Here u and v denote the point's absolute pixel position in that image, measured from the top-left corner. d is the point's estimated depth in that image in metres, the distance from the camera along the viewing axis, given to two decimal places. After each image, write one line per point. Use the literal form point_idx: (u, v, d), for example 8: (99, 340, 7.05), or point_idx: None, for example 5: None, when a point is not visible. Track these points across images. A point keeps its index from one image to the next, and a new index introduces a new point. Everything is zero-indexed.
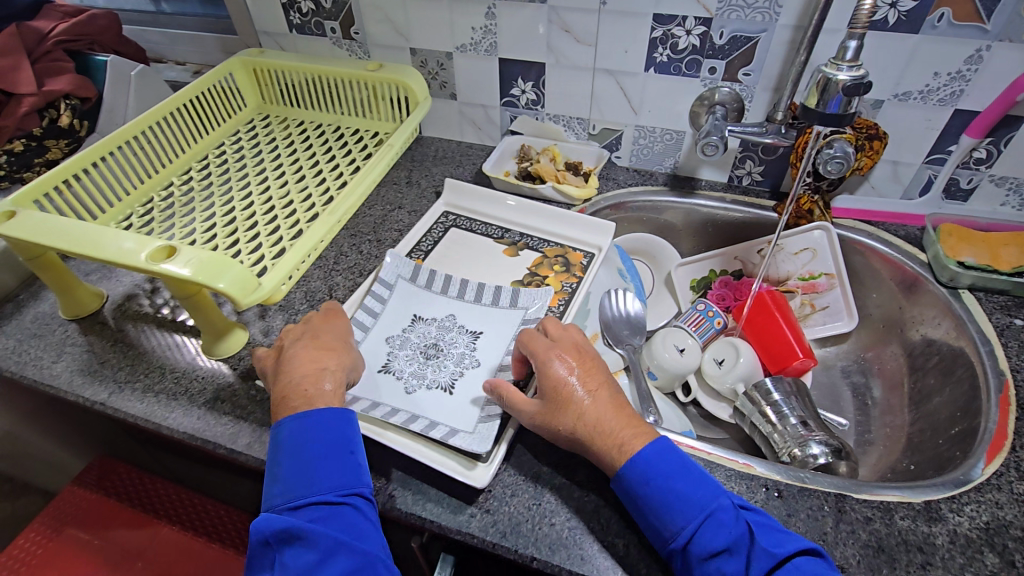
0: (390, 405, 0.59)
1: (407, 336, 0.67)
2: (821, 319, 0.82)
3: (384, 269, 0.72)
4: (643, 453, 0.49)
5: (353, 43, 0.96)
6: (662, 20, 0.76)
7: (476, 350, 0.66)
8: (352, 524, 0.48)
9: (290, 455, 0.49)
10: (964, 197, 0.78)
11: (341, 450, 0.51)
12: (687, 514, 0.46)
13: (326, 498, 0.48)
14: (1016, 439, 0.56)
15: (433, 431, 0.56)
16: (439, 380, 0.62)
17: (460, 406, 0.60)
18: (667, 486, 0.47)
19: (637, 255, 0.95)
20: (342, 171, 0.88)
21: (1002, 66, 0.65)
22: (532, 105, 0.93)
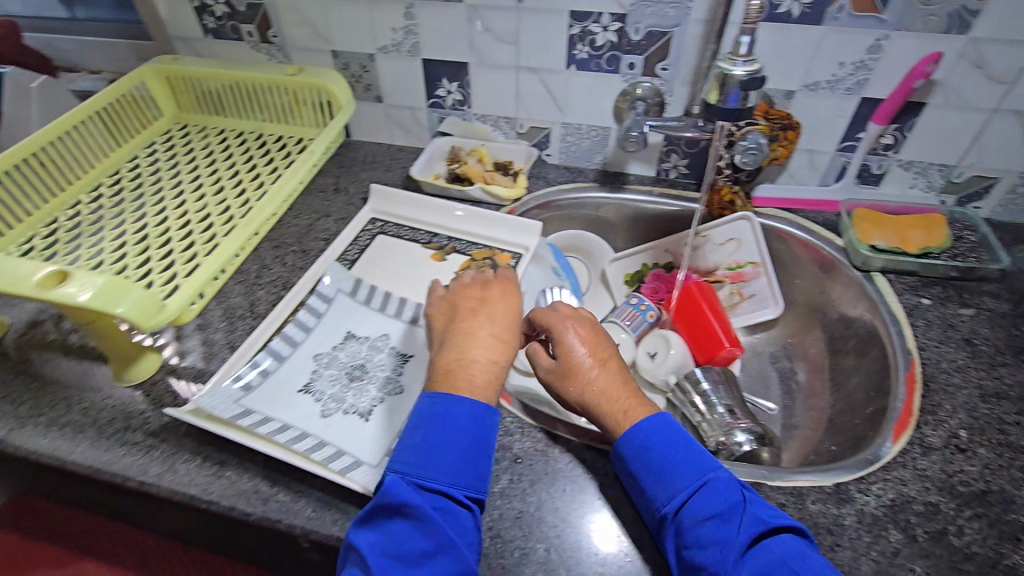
0: (299, 429, 0.58)
1: (335, 355, 0.66)
2: (750, 306, 0.83)
3: (323, 284, 0.72)
4: (641, 424, 0.52)
5: (272, 47, 0.93)
6: (578, 17, 0.75)
7: (402, 376, 0.64)
8: (461, 523, 0.47)
9: (428, 430, 0.50)
10: (875, 181, 0.80)
11: (479, 448, 0.50)
12: (684, 482, 0.48)
13: (439, 489, 0.48)
14: (920, 416, 0.58)
15: (329, 463, 0.55)
16: (357, 406, 0.61)
17: (370, 436, 0.58)
18: (664, 454, 0.50)
19: (572, 251, 0.95)
20: (263, 180, 0.85)
21: (902, 54, 0.67)
22: (459, 105, 0.91)
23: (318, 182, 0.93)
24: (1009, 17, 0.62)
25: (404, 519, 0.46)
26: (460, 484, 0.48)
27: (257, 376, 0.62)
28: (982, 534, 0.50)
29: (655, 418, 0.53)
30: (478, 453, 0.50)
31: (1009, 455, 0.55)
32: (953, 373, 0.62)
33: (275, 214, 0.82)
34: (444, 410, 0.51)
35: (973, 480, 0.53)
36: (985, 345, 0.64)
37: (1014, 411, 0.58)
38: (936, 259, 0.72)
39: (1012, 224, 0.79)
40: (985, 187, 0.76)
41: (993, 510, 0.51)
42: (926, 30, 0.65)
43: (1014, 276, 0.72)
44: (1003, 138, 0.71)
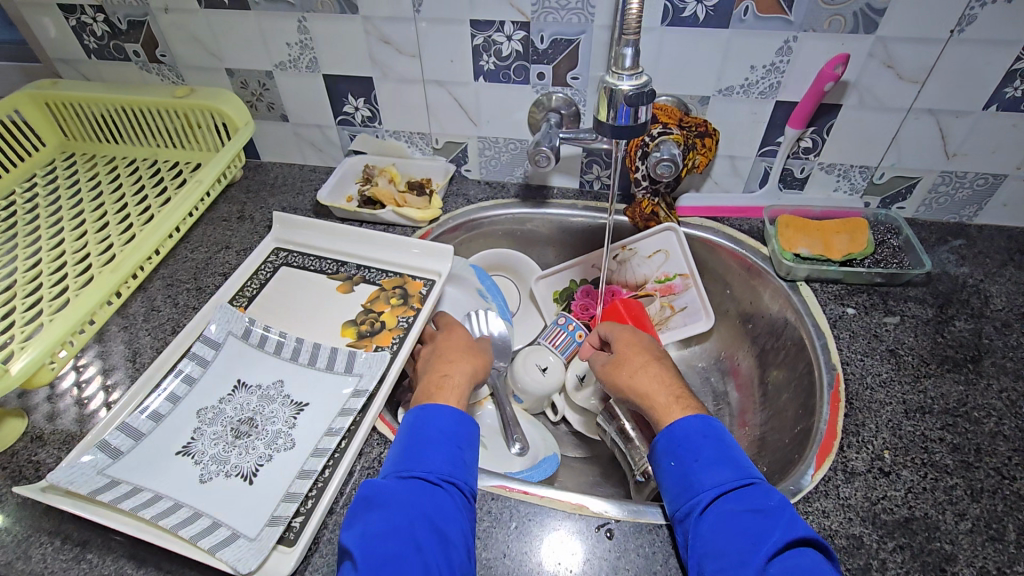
0: (171, 500, 0.52)
1: (221, 409, 0.60)
2: (681, 320, 0.79)
3: (211, 326, 0.64)
4: (687, 417, 0.53)
5: (162, 67, 0.85)
6: (480, 26, 0.70)
7: (295, 428, 0.58)
8: (441, 505, 0.47)
9: (407, 438, 0.52)
10: (800, 185, 0.77)
11: (454, 443, 0.52)
12: (732, 474, 0.48)
13: (425, 477, 0.49)
14: (844, 439, 0.55)
15: (197, 539, 0.48)
16: (240, 467, 0.55)
17: (252, 501, 0.52)
18: (690, 453, 0.51)
19: (499, 270, 0.90)
20: (151, 213, 0.79)
21: (811, 55, 0.64)
22: (369, 121, 0.85)
23: (221, 210, 0.86)
24: (916, 15, 0.59)
25: (376, 508, 0.46)
26: (446, 468, 0.50)
27: (129, 440, 0.55)
28: (905, 567, 0.47)
29: (694, 415, 0.53)
30: (454, 442, 0.52)
31: (932, 476, 0.52)
32: (877, 388, 0.59)
33: (160, 249, 0.74)
34: (415, 421, 0.53)
35: (897, 507, 0.50)
36: (909, 355, 0.62)
37: (938, 426, 0.56)
38: (860, 266, 0.69)
39: (937, 223, 0.77)
40: (907, 188, 0.74)
41: (917, 539, 0.48)
42: (834, 30, 0.62)
43: (938, 279, 0.70)
44: (921, 138, 0.69)
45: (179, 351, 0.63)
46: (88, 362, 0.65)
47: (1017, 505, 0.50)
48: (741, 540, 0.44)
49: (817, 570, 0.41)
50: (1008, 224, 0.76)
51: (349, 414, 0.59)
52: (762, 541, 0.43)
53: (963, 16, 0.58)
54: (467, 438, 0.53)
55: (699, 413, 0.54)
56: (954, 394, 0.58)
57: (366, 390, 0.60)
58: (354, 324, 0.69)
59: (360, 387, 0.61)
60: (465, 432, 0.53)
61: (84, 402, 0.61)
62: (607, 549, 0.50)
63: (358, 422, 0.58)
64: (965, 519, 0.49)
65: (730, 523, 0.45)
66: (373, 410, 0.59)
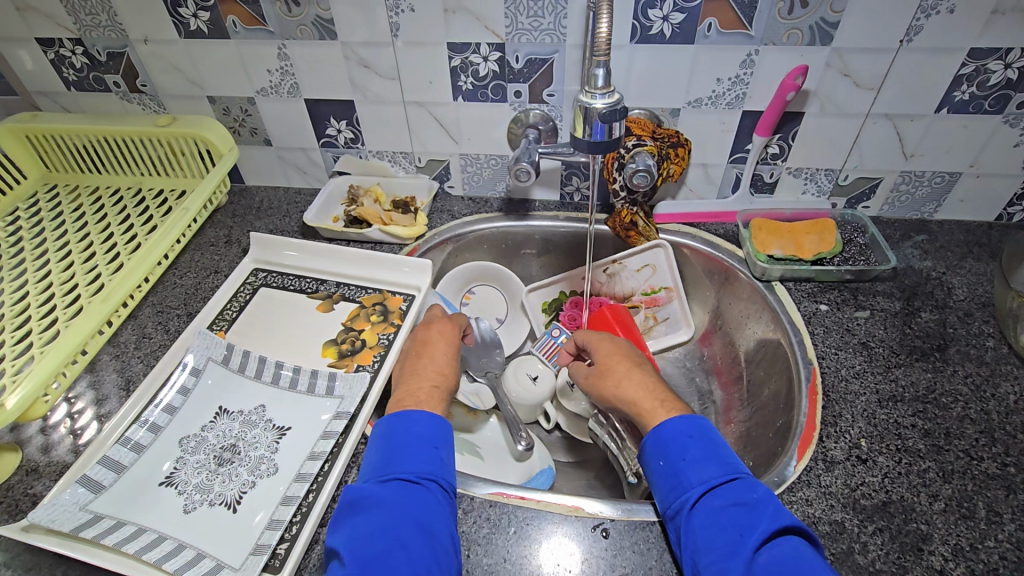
0: (173, 541, 0.52)
1: (203, 437, 0.60)
2: (663, 331, 0.85)
3: (190, 354, 0.66)
4: (672, 419, 0.55)
5: (144, 96, 0.85)
6: (456, 49, 0.72)
7: (277, 454, 0.59)
8: (426, 504, 0.49)
9: (383, 445, 0.53)
10: (770, 189, 0.81)
11: (428, 441, 0.53)
12: (718, 471, 0.50)
13: (405, 478, 0.50)
14: (823, 430, 0.58)
15: (181, 574, 0.49)
16: (224, 496, 0.55)
17: (237, 529, 0.53)
18: (677, 452, 0.52)
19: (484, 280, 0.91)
20: (138, 241, 0.80)
21: (773, 67, 0.67)
22: (352, 143, 0.87)
23: (208, 235, 0.87)
24: (867, 27, 0.63)
25: (358, 514, 0.48)
26: (425, 467, 0.51)
27: (111, 473, 0.56)
28: (885, 549, 0.49)
29: (678, 417, 0.55)
30: (429, 445, 0.53)
31: (906, 461, 0.55)
32: (852, 380, 0.62)
33: (149, 276, 0.75)
34: (389, 430, 0.54)
35: (875, 492, 0.53)
36: (880, 347, 0.65)
37: (909, 413, 0.59)
38: (830, 264, 0.73)
39: (900, 220, 0.81)
40: (870, 188, 0.78)
41: (895, 521, 0.51)
42: (792, 43, 0.65)
43: (904, 273, 0.74)
44: (880, 141, 0.73)
45: (146, 397, 0.62)
46: (81, 392, 0.65)
47: (985, 484, 0.53)
48: (729, 534, 0.46)
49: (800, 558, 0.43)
50: (967, 219, 0.80)
51: (332, 435, 0.60)
52: (748, 534, 0.46)
53: (910, 27, 0.62)
54: (443, 438, 0.55)
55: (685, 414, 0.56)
56: (923, 382, 0.62)
57: (346, 412, 0.62)
58: (334, 344, 0.71)
59: (341, 410, 0.62)
60: (439, 433, 0.55)
61: (79, 432, 0.61)
62: (604, 548, 0.52)
63: (342, 442, 0.59)
64: (938, 500, 0.52)
65: (717, 518, 0.47)
66: (355, 431, 0.60)
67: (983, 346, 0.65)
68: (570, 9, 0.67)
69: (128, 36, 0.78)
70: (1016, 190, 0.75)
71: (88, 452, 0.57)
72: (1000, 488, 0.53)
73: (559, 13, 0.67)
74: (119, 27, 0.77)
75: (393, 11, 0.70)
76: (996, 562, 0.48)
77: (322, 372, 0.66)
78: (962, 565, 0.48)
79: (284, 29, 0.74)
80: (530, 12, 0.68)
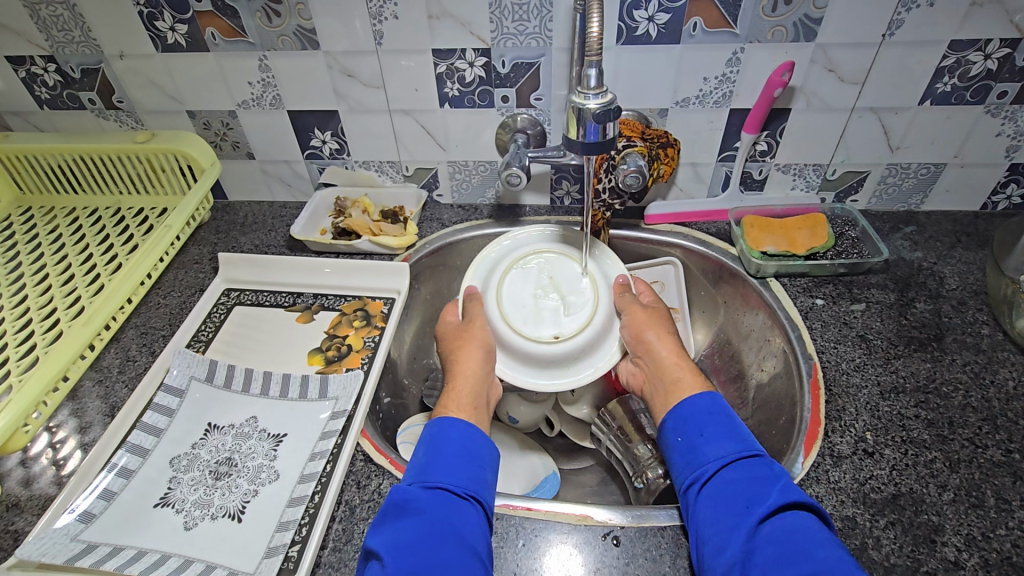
0: (181, 557, 0.50)
1: (195, 454, 0.58)
2: None
3: (171, 376, 0.63)
4: (696, 396, 0.57)
5: (121, 113, 0.83)
6: (442, 55, 0.72)
7: (277, 459, 0.57)
8: (469, 519, 0.48)
9: (429, 450, 0.54)
10: (760, 186, 0.81)
11: (472, 457, 0.53)
12: (734, 447, 0.51)
13: (451, 490, 0.50)
14: (828, 425, 0.58)
15: None
16: (226, 507, 0.53)
17: (243, 538, 0.51)
18: (695, 429, 0.54)
19: None
20: (119, 261, 0.77)
21: (759, 65, 0.68)
22: (337, 154, 0.85)
23: (191, 253, 0.85)
24: (850, 23, 0.63)
25: (401, 518, 0.47)
26: (470, 483, 0.51)
27: (101, 502, 0.53)
28: (899, 542, 0.49)
29: (700, 394, 0.57)
30: (475, 460, 0.53)
31: (913, 452, 0.55)
32: (852, 373, 0.62)
33: (132, 297, 0.73)
34: (435, 432, 0.55)
35: (884, 485, 0.53)
36: (879, 339, 0.65)
37: (912, 404, 0.59)
38: (824, 259, 0.73)
39: (889, 212, 0.82)
40: (858, 181, 0.79)
41: (906, 514, 0.50)
42: (777, 40, 0.65)
43: (896, 265, 0.74)
44: (866, 134, 0.73)
45: (128, 423, 0.60)
46: (63, 421, 0.62)
47: (992, 472, 0.53)
48: (736, 507, 0.47)
49: (799, 532, 0.44)
50: (952, 209, 0.81)
51: (330, 437, 0.59)
52: (756, 506, 0.47)
53: (891, 21, 0.63)
54: (489, 457, 0.55)
55: (705, 390, 0.58)
56: (923, 372, 0.62)
57: (343, 411, 0.61)
58: (320, 352, 0.70)
59: (337, 409, 0.61)
60: (482, 449, 0.54)
61: (63, 463, 0.58)
62: (616, 557, 0.51)
63: (341, 443, 0.58)
64: (947, 490, 0.52)
65: (725, 492, 0.49)
66: (353, 431, 0.59)
67: (978, 334, 0.65)
68: (555, 12, 0.67)
69: (102, 52, 0.76)
70: (999, 178, 0.76)
71: (75, 481, 0.54)
72: (1007, 475, 0.53)
73: (544, 17, 0.67)
74: (93, 43, 0.75)
75: (376, 18, 0.69)
76: (1009, 550, 0.48)
77: (316, 388, 0.64)
78: (976, 555, 0.48)
79: (264, 39, 0.73)
80: (515, 16, 0.67)
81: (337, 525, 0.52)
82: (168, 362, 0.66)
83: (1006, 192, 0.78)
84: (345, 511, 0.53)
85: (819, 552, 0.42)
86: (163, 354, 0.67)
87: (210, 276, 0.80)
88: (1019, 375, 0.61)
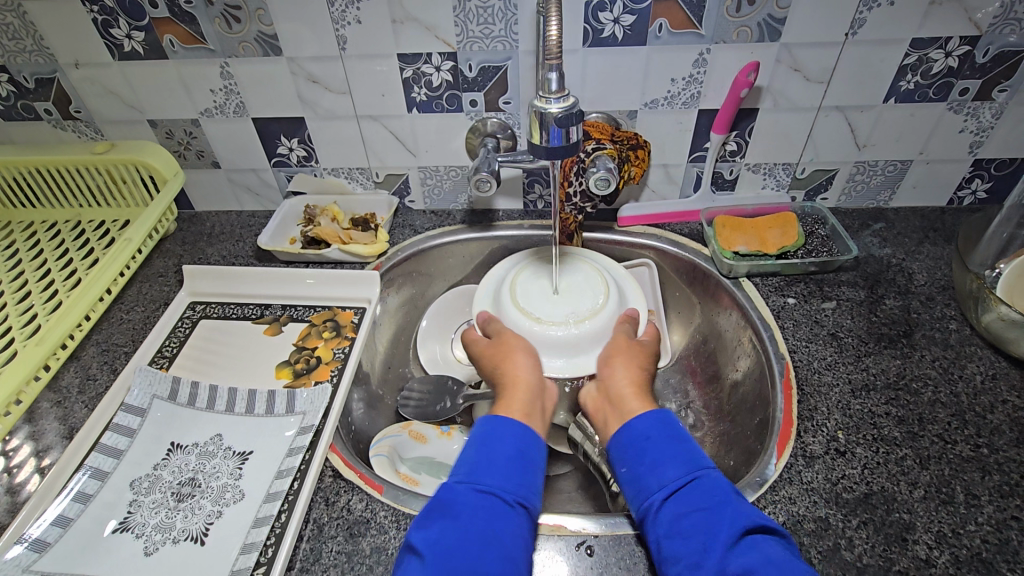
0: None
1: (157, 475, 0.56)
2: None
3: (131, 395, 0.61)
4: (638, 416, 0.54)
5: (79, 123, 0.80)
6: (407, 60, 0.71)
7: (243, 478, 0.56)
8: (512, 530, 0.47)
9: (478, 447, 0.52)
10: (731, 186, 0.81)
11: (525, 460, 0.51)
12: (676, 472, 0.49)
13: (501, 495, 0.48)
14: (800, 425, 0.58)
15: None
16: (188, 530, 0.52)
17: (205, 563, 0.49)
18: (637, 456, 0.51)
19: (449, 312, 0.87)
20: (78, 277, 0.75)
21: (725, 65, 0.68)
22: (305, 161, 0.83)
23: (156, 266, 0.82)
24: (814, 23, 0.64)
25: (447, 518, 0.47)
26: (521, 490, 0.49)
27: (55, 529, 0.51)
28: (871, 542, 0.49)
29: (651, 412, 0.54)
30: (526, 464, 0.51)
31: (884, 450, 0.55)
32: (824, 372, 0.62)
33: (91, 313, 0.70)
34: (488, 428, 0.53)
35: (856, 484, 0.53)
36: (849, 337, 0.66)
37: (882, 401, 0.59)
38: (795, 258, 0.73)
39: (858, 209, 0.82)
40: (827, 179, 0.79)
41: (878, 513, 0.50)
42: (743, 40, 0.65)
43: (866, 262, 0.75)
44: (833, 133, 0.74)
45: (87, 445, 0.58)
46: (19, 444, 0.59)
47: (961, 467, 0.53)
48: (694, 541, 0.45)
49: (769, 563, 0.42)
50: (919, 205, 0.82)
51: (297, 454, 0.57)
52: (711, 541, 0.44)
53: (854, 20, 0.63)
54: (538, 461, 0.52)
55: (653, 410, 0.55)
56: (894, 368, 0.62)
57: (311, 426, 0.60)
58: (289, 365, 0.68)
59: (305, 425, 0.60)
60: (531, 451, 0.52)
61: (18, 488, 0.55)
62: (590, 567, 0.50)
63: (308, 459, 0.57)
64: (918, 487, 0.52)
65: (680, 525, 0.46)
66: (321, 446, 0.57)
67: (946, 329, 0.66)
68: (520, 15, 0.66)
69: (57, 61, 0.74)
70: (964, 173, 0.77)
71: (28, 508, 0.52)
72: (976, 470, 0.53)
73: (509, 20, 0.66)
74: (46, 52, 0.73)
75: (338, 23, 0.68)
76: (978, 546, 0.48)
77: (283, 403, 0.62)
78: (946, 552, 0.48)
79: (225, 46, 0.71)
80: (480, 20, 0.67)
81: (304, 545, 0.51)
82: (129, 380, 0.64)
83: (972, 187, 0.79)
84: (313, 529, 0.52)
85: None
86: (123, 373, 0.65)
87: (174, 290, 0.78)
88: (987, 369, 0.61)
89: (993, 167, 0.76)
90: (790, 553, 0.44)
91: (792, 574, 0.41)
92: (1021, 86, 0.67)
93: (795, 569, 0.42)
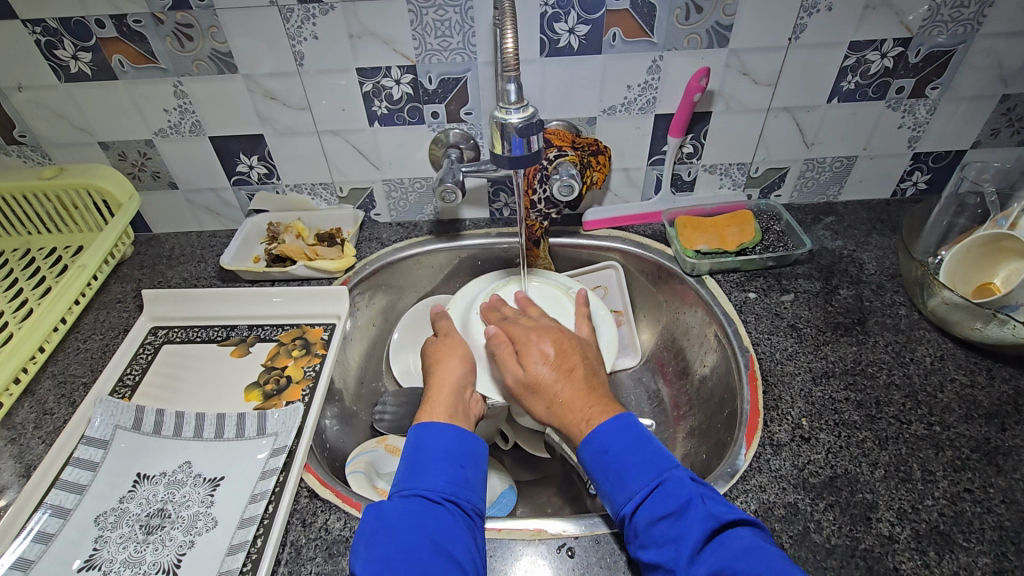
0: None
1: (123, 509, 0.54)
2: None
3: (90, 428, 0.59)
4: (598, 425, 0.55)
5: (24, 147, 0.78)
6: (366, 74, 0.71)
7: (214, 505, 0.54)
8: (447, 525, 0.48)
9: (410, 456, 0.54)
10: (689, 187, 0.84)
11: (455, 459, 0.54)
12: (639, 481, 0.50)
13: (428, 497, 0.50)
14: (766, 416, 0.60)
15: None
16: (159, 563, 0.50)
17: None
18: (603, 467, 0.52)
19: (418, 325, 0.86)
20: (30, 308, 0.72)
21: (677, 70, 0.70)
22: (267, 178, 0.82)
23: (113, 291, 0.80)
24: (758, 29, 0.66)
25: (380, 532, 0.47)
26: (448, 486, 0.51)
27: (14, 573, 0.49)
28: (838, 523, 0.51)
29: (608, 421, 0.55)
30: (454, 461, 0.54)
31: (845, 434, 0.57)
32: (786, 362, 0.65)
33: (45, 345, 0.67)
34: (417, 435, 0.56)
35: (821, 469, 0.55)
36: (807, 327, 0.68)
37: (842, 387, 0.62)
38: (753, 253, 0.76)
39: (810, 204, 0.86)
40: (779, 177, 0.83)
41: (843, 495, 0.53)
42: (692, 47, 0.68)
43: (820, 254, 0.78)
44: (782, 133, 0.77)
45: (45, 482, 0.56)
46: None
47: (916, 446, 0.56)
48: (665, 547, 0.46)
49: (740, 557, 0.43)
50: (865, 199, 0.86)
51: (271, 476, 0.56)
52: (681, 545, 0.45)
53: (795, 25, 0.66)
54: (469, 455, 0.55)
55: (610, 416, 0.56)
56: (851, 355, 0.65)
57: (285, 447, 0.59)
58: (258, 386, 0.67)
59: (276, 446, 0.59)
60: (462, 449, 0.55)
61: None
62: (572, 568, 0.50)
63: (283, 481, 0.56)
64: (878, 468, 0.54)
65: (653, 532, 0.47)
66: (295, 468, 0.57)
67: (897, 314, 0.69)
68: (476, 28, 0.67)
69: None
70: (905, 166, 0.81)
71: None
72: (930, 447, 0.56)
73: (466, 32, 0.67)
74: None
75: (295, 40, 0.68)
76: (936, 519, 0.50)
77: (252, 428, 0.61)
78: (908, 527, 0.50)
79: (177, 64, 0.70)
80: (437, 33, 0.67)
81: (283, 569, 0.50)
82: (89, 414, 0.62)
83: (913, 179, 0.83)
84: (291, 552, 0.51)
85: (762, 570, 0.42)
86: (81, 406, 0.63)
87: (134, 316, 0.76)
88: (935, 350, 0.65)
89: (931, 160, 0.80)
90: (762, 539, 0.45)
91: (767, 559, 0.43)
92: (951, 84, 0.72)
93: (770, 555, 0.43)
